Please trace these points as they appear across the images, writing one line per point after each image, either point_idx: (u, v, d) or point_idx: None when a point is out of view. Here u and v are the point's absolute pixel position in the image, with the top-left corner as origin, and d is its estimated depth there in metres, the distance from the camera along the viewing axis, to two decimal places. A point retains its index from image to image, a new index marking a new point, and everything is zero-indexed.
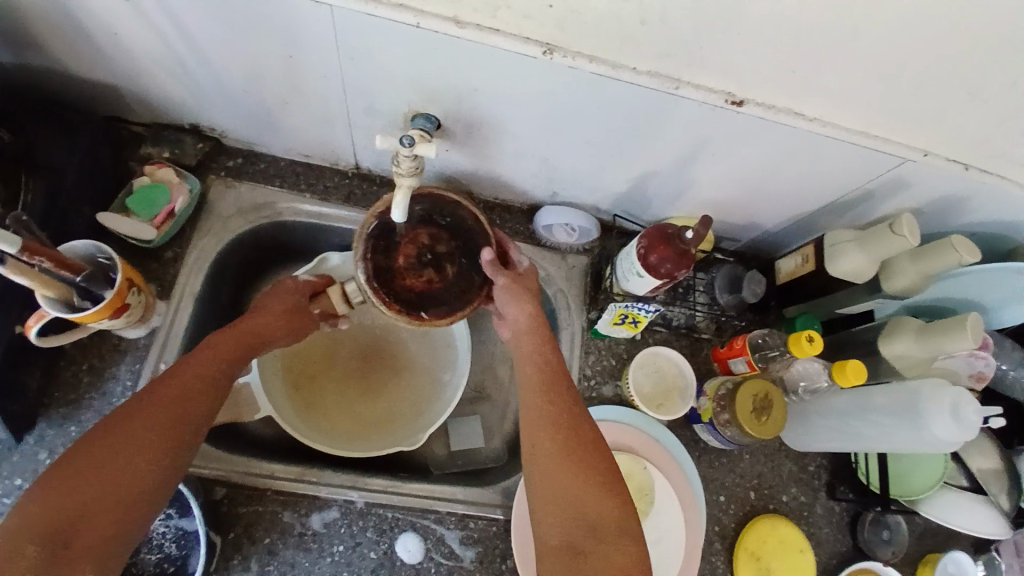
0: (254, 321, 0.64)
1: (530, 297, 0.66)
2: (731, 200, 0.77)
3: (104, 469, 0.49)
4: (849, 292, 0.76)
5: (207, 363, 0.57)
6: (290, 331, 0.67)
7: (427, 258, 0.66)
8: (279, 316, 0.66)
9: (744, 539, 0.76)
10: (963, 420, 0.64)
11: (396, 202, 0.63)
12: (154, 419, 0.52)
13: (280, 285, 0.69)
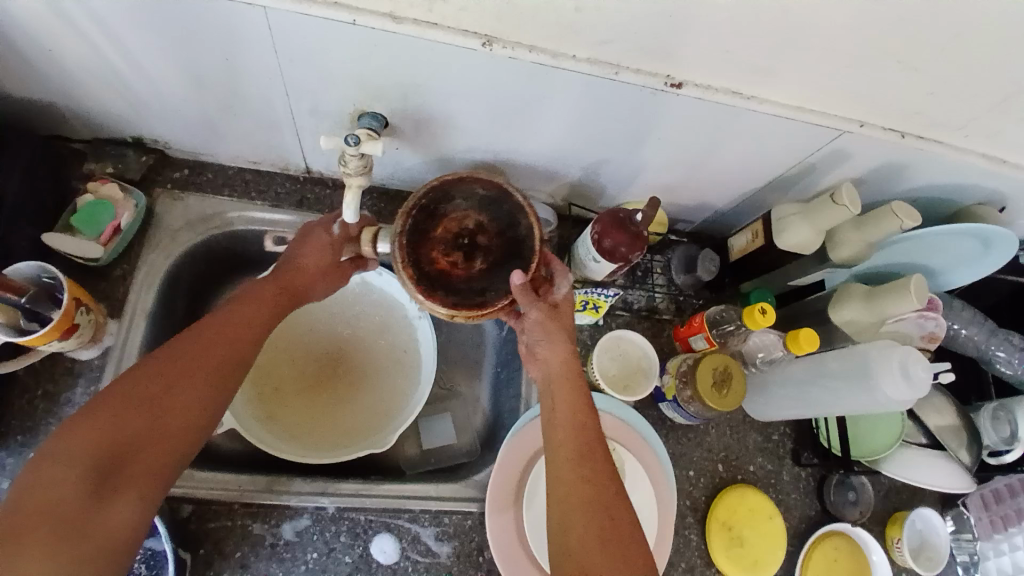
0: (292, 273, 0.66)
1: (565, 339, 0.64)
2: (681, 181, 0.79)
3: (146, 409, 0.54)
4: (799, 264, 0.78)
5: (245, 321, 0.61)
6: (325, 281, 0.69)
7: (463, 242, 0.61)
8: (316, 268, 0.67)
9: (715, 511, 0.78)
10: (911, 377, 0.66)
11: (347, 202, 0.62)
12: (189, 375, 0.56)
13: (313, 237, 0.67)
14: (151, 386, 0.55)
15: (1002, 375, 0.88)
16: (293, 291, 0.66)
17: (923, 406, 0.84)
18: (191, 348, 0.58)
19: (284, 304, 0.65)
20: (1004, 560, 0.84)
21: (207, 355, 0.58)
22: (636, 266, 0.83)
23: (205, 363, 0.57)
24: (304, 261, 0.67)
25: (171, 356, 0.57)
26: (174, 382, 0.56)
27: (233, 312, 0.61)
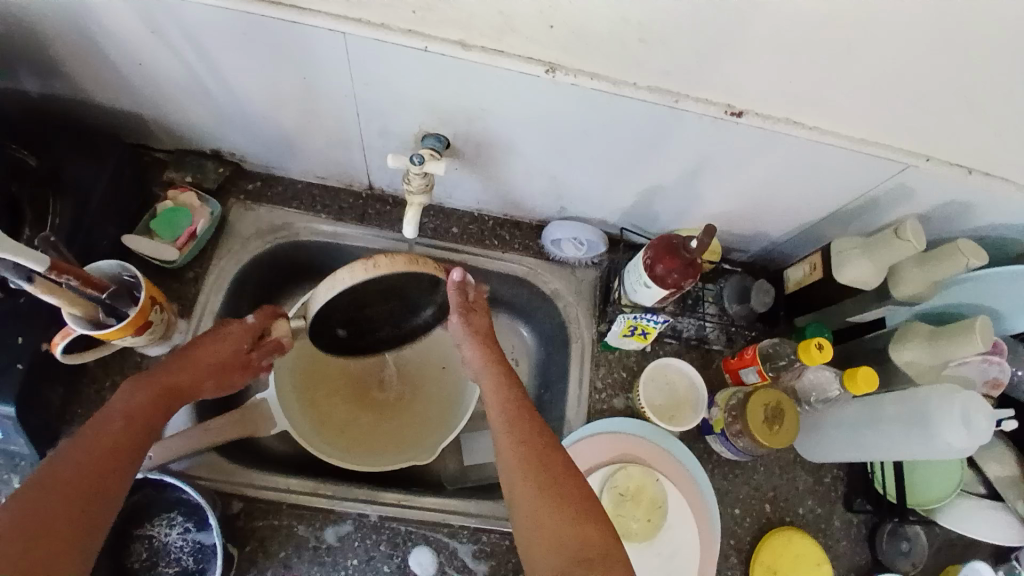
0: (180, 367, 0.61)
1: (484, 340, 0.70)
2: (737, 211, 0.78)
3: (39, 534, 0.46)
4: (857, 301, 0.75)
5: (131, 418, 0.56)
6: (220, 379, 0.65)
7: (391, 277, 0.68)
8: (212, 359, 0.64)
9: (760, 553, 0.75)
10: (974, 426, 0.63)
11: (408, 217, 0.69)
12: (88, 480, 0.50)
13: (219, 329, 0.66)
14: (37, 508, 0.47)
15: None
16: (175, 390, 0.60)
17: (983, 453, 0.80)
18: (75, 467, 0.50)
19: (167, 405, 0.59)
20: None
21: (93, 460, 0.51)
22: (687, 294, 0.82)
23: (96, 467, 0.51)
24: (194, 356, 0.63)
25: (52, 476, 0.49)
26: (64, 499, 0.48)
27: (114, 422, 0.54)
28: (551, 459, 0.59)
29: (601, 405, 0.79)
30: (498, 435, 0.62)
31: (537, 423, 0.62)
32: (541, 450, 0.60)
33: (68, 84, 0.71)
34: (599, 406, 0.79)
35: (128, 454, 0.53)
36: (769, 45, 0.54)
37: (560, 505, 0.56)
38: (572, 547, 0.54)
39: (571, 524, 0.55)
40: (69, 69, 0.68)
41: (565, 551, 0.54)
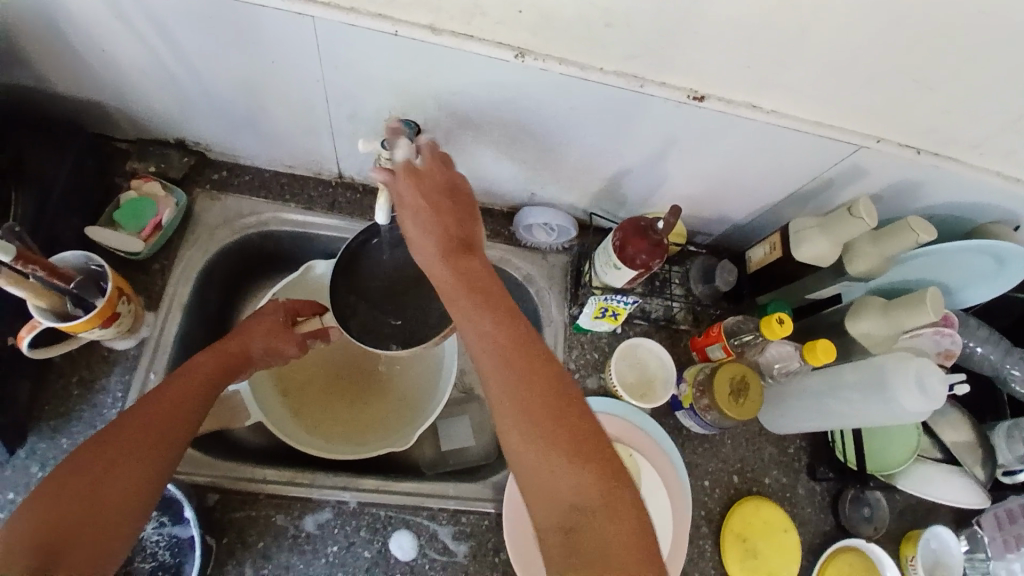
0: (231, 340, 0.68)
1: (443, 215, 0.59)
2: (702, 193, 0.81)
3: (98, 481, 0.52)
4: (816, 278, 0.79)
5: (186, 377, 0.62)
6: (274, 344, 0.71)
7: None
8: (260, 326, 0.70)
9: (730, 521, 0.78)
10: (928, 389, 0.67)
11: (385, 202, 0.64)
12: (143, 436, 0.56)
13: (261, 309, 0.73)
14: (83, 467, 0.53)
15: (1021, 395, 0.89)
16: (232, 357, 0.67)
17: (940, 421, 0.83)
18: (124, 430, 0.56)
19: (225, 369, 0.66)
20: None
21: (143, 423, 0.57)
22: (654, 277, 0.85)
23: (141, 430, 0.56)
24: (240, 326, 0.70)
25: (106, 437, 0.55)
26: (109, 460, 0.54)
27: (170, 384, 0.61)
28: (519, 331, 0.55)
29: None
30: (487, 365, 0.54)
31: (532, 354, 0.54)
32: (536, 384, 0.53)
33: (20, 72, 0.68)
34: None
35: (178, 416, 0.59)
36: (729, 31, 0.56)
37: (561, 450, 0.51)
38: (571, 495, 0.50)
39: (549, 432, 0.52)
40: (21, 56, 0.65)
41: (563, 498, 0.50)
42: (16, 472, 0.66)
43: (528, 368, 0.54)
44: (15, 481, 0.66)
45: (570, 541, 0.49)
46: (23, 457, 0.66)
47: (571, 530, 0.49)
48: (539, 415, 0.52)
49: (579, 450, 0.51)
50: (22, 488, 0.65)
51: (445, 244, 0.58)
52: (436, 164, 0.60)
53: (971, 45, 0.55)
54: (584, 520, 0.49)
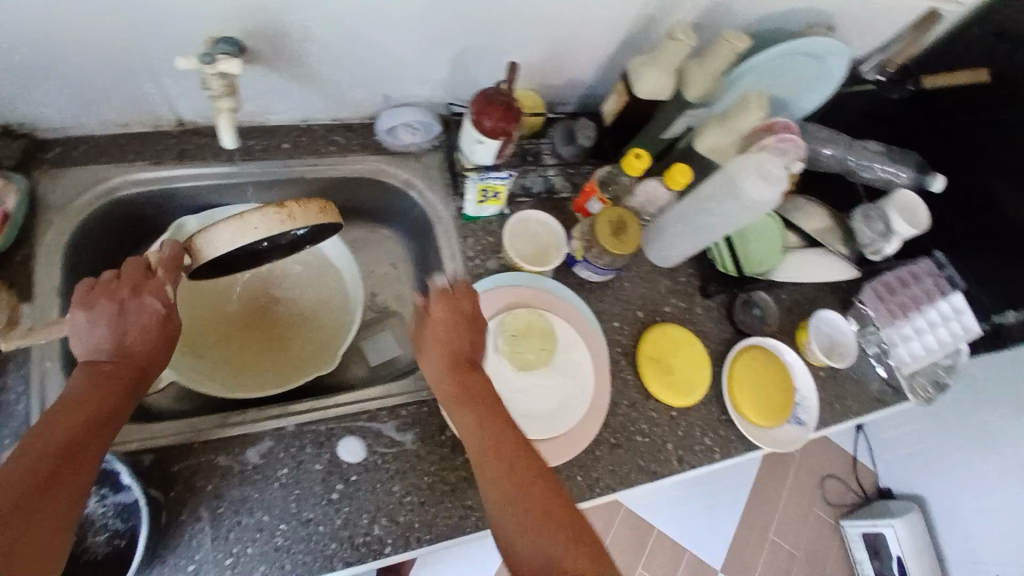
0: (125, 344, 0.61)
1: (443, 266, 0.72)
2: (543, 58, 0.85)
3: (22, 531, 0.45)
4: (665, 113, 0.85)
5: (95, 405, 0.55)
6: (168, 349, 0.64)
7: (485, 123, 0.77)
8: (151, 331, 0.63)
9: (642, 349, 0.86)
10: (769, 176, 0.73)
11: (223, 128, 0.71)
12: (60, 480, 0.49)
13: (133, 295, 0.63)
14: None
15: (870, 180, 1.00)
16: (126, 381, 0.59)
17: (799, 214, 0.90)
18: (26, 481, 0.47)
19: (123, 398, 0.58)
20: (910, 344, 0.97)
21: (48, 473, 0.49)
22: (525, 151, 0.89)
23: (47, 477, 0.49)
24: (128, 339, 0.61)
25: (22, 479, 0.47)
26: (27, 521, 0.46)
27: (74, 416, 0.54)
28: (499, 409, 0.64)
29: (477, 270, 0.86)
30: (443, 379, 0.67)
31: (477, 378, 0.67)
32: (485, 403, 0.64)
33: None
34: (476, 271, 0.86)
35: (84, 463, 0.52)
36: None
37: (497, 449, 0.60)
38: (497, 445, 0.60)
39: (501, 440, 0.61)
40: None
41: (490, 447, 0.60)
42: None
43: (503, 429, 0.62)
44: None
45: (517, 516, 0.55)
46: None
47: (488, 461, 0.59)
48: (506, 479, 0.57)
49: (522, 462, 0.58)
50: None
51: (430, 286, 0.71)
52: (451, 322, 0.69)
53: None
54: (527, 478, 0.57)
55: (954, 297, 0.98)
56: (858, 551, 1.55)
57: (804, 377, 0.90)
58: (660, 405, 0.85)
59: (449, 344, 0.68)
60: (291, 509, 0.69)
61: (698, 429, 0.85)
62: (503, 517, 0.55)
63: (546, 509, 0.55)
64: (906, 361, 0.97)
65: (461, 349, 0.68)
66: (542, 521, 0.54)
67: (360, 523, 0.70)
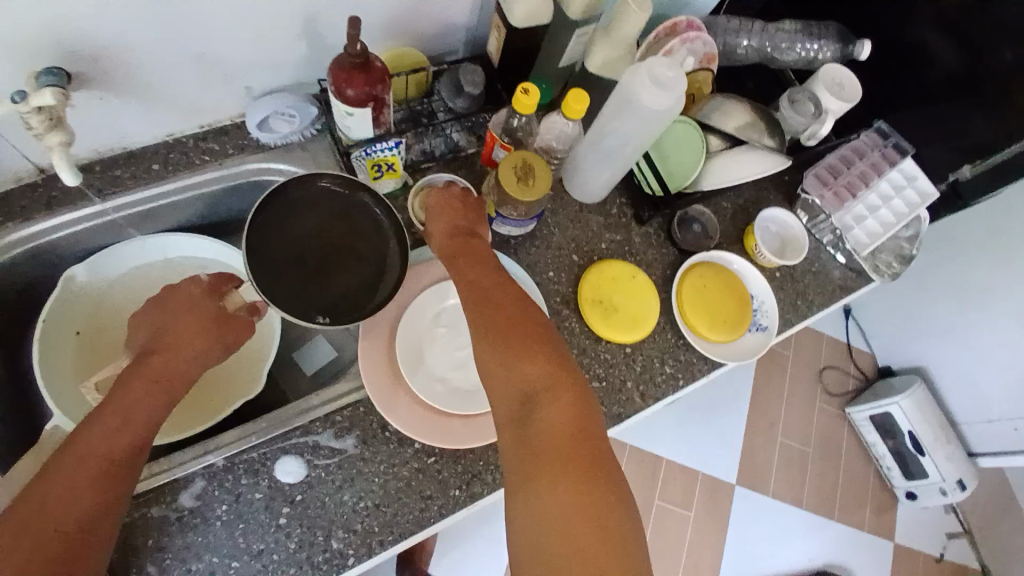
0: (169, 339, 0.68)
1: (453, 206, 0.72)
2: (409, 10, 0.77)
3: (64, 502, 0.55)
4: (552, 37, 0.78)
5: (139, 403, 0.62)
6: (219, 340, 0.70)
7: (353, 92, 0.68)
8: (192, 326, 0.69)
9: (581, 292, 0.81)
10: (663, 82, 0.67)
11: (58, 164, 0.64)
12: (102, 458, 0.58)
13: (183, 291, 0.72)
14: (50, 511, 0.54)
15: (794, 62, 0.95)
16: (164, 375, 0.65)
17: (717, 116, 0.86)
18: (74, 474, 0.56)
19: (165, 389, 0.65)
20: (861, 224, 0.93)
21: (94, 465, 0.57)
22: (418, 113, 0.83)
23: (92, 468, 0.57)
24: (175, 334, 0.68)
25: (71, 455, 0.57)
26: (77, 508, 0.55)
27: (122, 400, 0.61)
28: (496, 265, 0.67)
29: None
30: (443, 241, 0.70)
31: (486, 250, 0.69)
32: (485, 259, 0.67)
33: None
34: None
35: (131, 453, 0.59)
36: None
37: (501, 297, 0.63)
38: (485, 290, 0.63)
39: (489, 281, 0.64)
40: None
41: (479, 286, 0.64)
42: None
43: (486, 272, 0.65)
44: None
45: (500, 341, 0.59)
46: None
47: (476, 297, 0.63)
48: (520, 328, 0.60)
49: (517, 308, 0.62)
50: None
51: (450, 215, 0.72)
52: (455, 198, 0.73)
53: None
54: (503, 317, 0.61)
55: (904, 165, 0.93)
56: (870, 434, 1.56)
57: (758, 282, 0.88)
58: (612, 346, 0.81)
59: (444, 215, 0.71)
60: (240, 544, 0.66)
61: (655, 360, 0.82)
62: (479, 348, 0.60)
63: (525, 343, 0.59)
64: (862, 242, 0.93)
65: (459, 219, 0.72)
66: (510, 348, 0.58)
67: (317, 540, 0.67)
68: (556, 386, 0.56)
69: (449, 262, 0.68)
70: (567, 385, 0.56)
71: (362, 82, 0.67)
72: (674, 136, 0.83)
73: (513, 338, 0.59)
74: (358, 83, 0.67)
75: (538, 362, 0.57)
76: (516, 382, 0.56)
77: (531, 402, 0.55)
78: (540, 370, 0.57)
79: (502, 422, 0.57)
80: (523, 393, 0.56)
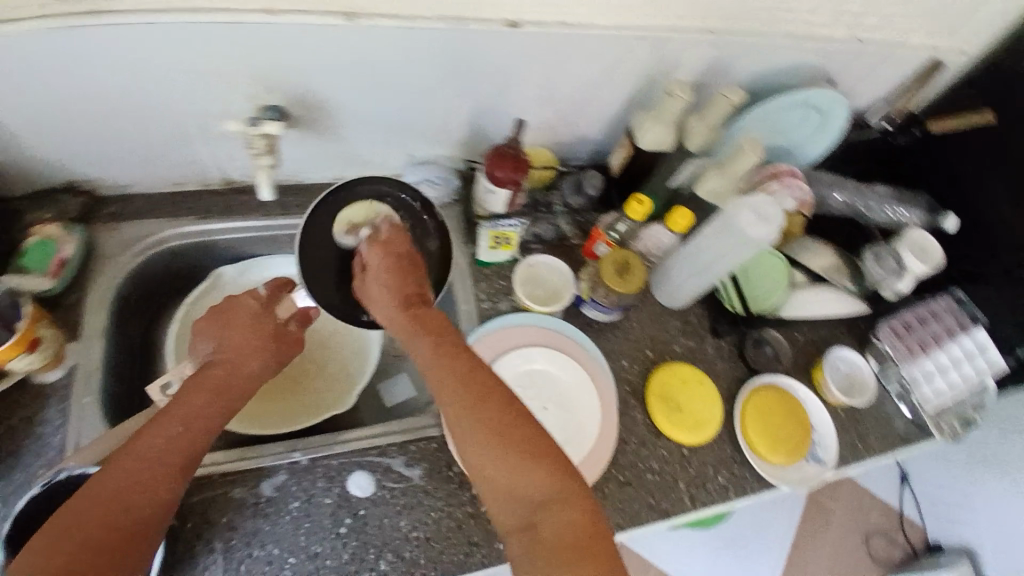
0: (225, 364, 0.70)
1: (406, 267, 0.75)
2: (551, 114, 0.93)
3: (111, 512, 0.55)
4: (668, 163, 0.91)
5: (188, 422, 0.63)
6: (275, 354, 0.73)
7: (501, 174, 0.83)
8: (251, 341, 0.72)
9: (650, 386, 0.86)
10: (764, 215, 0.76)
11: (262, 182, 0.77)
12: (153, 471, 0.58)
13: (241, 306, 0.75)
14: (91, 515, 0.54)
15: (882, 222, 1.03)
16: (222, 386, 0.68)
17: (804, 253, 0.93)
18: (124, 479, 0.57)
19: (224, 398, 0.67)
20: (930, 381, 0.97)
21: (147, 469, 0.58)
22: (537, 202, 0.96)
23: (142, 474, 0.58)
24: (235, 356, 0.71)
25: (122, 467, 0.58)
26: (120, 513, 0.55)
27: (175, 416, 0.63)
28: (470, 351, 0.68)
29: (488, 311, 0.90)
30: (400, 324, 0.71)
31: (455, 336, 0.70)
32: (464, 349, 0.68)
33: None
34: (487, 312, 0.90)
35: (185, 459, 0.61)
36: None
37: (483, 392, 0.64)
38: (463, 390, 0.64)
39: (465, 372, 0.65)
40: None
41: (473, 381, 0.65)
42: None
43: (456, 362, 0.66)
44: None
45: (508, 449, 0.61)
46: None
47: (468, 389, 0.64)
48: (517, 424, 0.62)
49: (511, 406, 0.64)
50: None
51: (405, 283, 0.73)
52: (395, 269, 0.74)
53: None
54: (494, 413, 0.63)
55: (977, 334, 0.96)
56: None
57: (822, 417, 0.91)
58: (670, 445, 0.84)
59: (398, 283, 0.73)
60: (300, 542, 0.71)
61: (710, 467, 0.85)
62: (466, 445, 0.63)
63: (531, 449, 0.61)
64: (927, 397, 0.97)
65: (410, 289, 0.73)
66: (507, 454, 0.61)
67: (367, 558, 0.71)
68: (557, 485, 0.60)
69: (419, 356, 0.67)
70: (573, 495, 0.60)
71: (512, 167, 0.82)
72: (762, 263, 0.91)
73: (515, 438, 0.61)
74: (508, 168, 0.82)
75: (544, 472, 0.60)
76: (524, 494, 0.60)
77: (543, 513, 0.59)
78: (546, 480, 0.60)
79: (508, 524, 0.61)
80: (530, 505, 0.60)
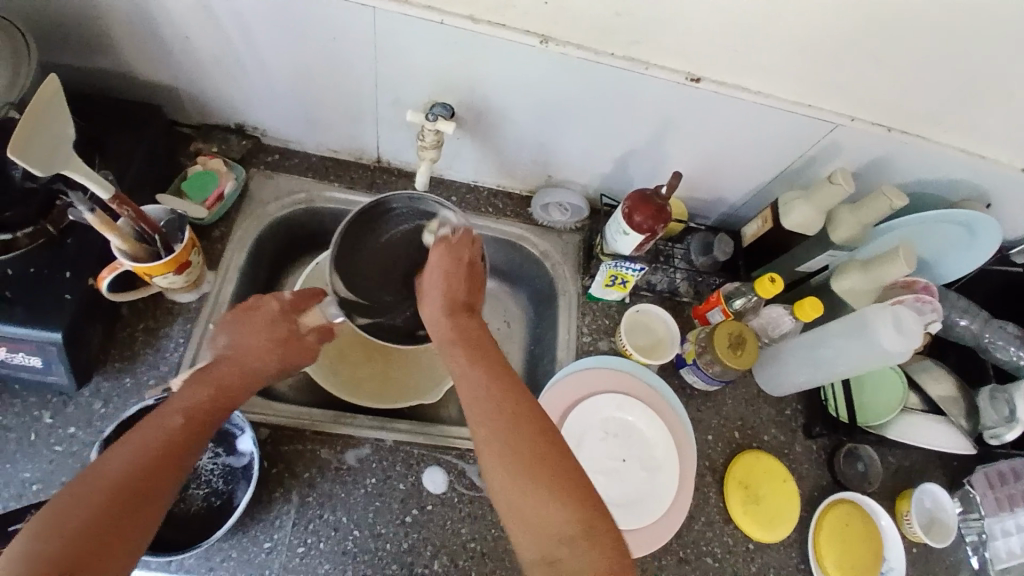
0: (232, 363, 0.66)
1: (457, 263, 0.73)
2: (697, 175, 0.93)
3: (111, 505, 0.52)
4: (805, 248, 0.89)
5: (190, 416, 0.60)
6: (282, 358, 0.69)
7: (640, 225, 0.81)
8: (264, 344, 0.69)
9: (731, 470, 0.86)
10: (905, 330, 0.76)
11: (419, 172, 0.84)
12: (150, 464, 0.55)
13: (258, 309, 0.71)
14: (77, 514, 0.50)
15: (1002, 361, 0.97)
16: (234, 385, 0.64)
17: (926, 377, 0.94)
18: (116, 474, 0.53)
19: (227, 396, 0.63)
20: (1012, 540, 0.88)
21: (141, 463, 0.55)
22: (659, 252, 0.95)
23: (145, 463, 0.55)
24: (246, 356, 0.67)
25: (120, 458, 0.55)
26: (104, 510, 0.51)
27: (183, 410, 0.60)
28: (531, 419, 0.60)
29: (587, 347, 0.91)
30: (459, 362, 0.65)
31: (522, 398, 0.61)
32: (527, 419, 0.60)
33: (102, 55, 0.78)
34: (585, 347, 0.90)
35: (177, 454, 0.57)
36: (717, 17, 0.69)
37: (528, 466, 0.58)
38: (509, 446, 0.59)
39: (497, 390, 0.62)
40: (109, 42, 0.76)
41: (519, 452, 0.58)
42: (81, 408, 0.74)
43: (494, 372, 0.63)
44: (80, 415, 0.73)
45: (548, 514, 0.56)
46: (88, 395, 0.74)
47: (510, 439, 0.59)
48: (560, 501, 0.57)
49: (565, 493, 0.57)
50: (84, 422, 0.73)
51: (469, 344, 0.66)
52: (458, 266, 0.72)
53: (925, 24, 0.67)
54: (526, 440, 0.59)
55: None
56: None
57: (897, 547, 0.85)
58: (737, 533, 0.84)
59: (451, 287, 0.71)
60: (368, 519, 0.73)
61: (772, 571, 0.83)
62: (494, 470, 0.59)
63: (556, 478, 0.58)
64: (1001, 556, 0.88)
65: (458, 293, 0.71)
66: (536, 478, 0.57)
67: (424, 553, 0.73)
68: (592, 545, 0.55)
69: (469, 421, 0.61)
70: (595, 530, 0.56)
71: (654, 217, 0.80)
72: (878, 377, 0.92)
73: (545, 471, 0.58)
74: (651, 220, 0.80)
75: (569, 504, 0.57)
76: (547, 520, 0.56)
77: None
78: (578, 520, 0.56)
79: (531, 560, 0.57)
80: (553, 537, 0.56)
